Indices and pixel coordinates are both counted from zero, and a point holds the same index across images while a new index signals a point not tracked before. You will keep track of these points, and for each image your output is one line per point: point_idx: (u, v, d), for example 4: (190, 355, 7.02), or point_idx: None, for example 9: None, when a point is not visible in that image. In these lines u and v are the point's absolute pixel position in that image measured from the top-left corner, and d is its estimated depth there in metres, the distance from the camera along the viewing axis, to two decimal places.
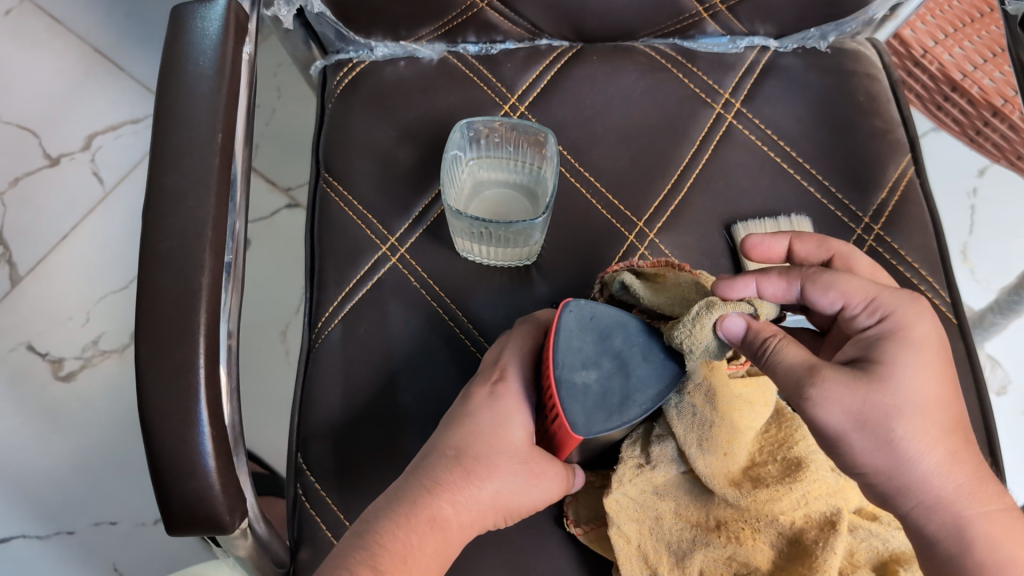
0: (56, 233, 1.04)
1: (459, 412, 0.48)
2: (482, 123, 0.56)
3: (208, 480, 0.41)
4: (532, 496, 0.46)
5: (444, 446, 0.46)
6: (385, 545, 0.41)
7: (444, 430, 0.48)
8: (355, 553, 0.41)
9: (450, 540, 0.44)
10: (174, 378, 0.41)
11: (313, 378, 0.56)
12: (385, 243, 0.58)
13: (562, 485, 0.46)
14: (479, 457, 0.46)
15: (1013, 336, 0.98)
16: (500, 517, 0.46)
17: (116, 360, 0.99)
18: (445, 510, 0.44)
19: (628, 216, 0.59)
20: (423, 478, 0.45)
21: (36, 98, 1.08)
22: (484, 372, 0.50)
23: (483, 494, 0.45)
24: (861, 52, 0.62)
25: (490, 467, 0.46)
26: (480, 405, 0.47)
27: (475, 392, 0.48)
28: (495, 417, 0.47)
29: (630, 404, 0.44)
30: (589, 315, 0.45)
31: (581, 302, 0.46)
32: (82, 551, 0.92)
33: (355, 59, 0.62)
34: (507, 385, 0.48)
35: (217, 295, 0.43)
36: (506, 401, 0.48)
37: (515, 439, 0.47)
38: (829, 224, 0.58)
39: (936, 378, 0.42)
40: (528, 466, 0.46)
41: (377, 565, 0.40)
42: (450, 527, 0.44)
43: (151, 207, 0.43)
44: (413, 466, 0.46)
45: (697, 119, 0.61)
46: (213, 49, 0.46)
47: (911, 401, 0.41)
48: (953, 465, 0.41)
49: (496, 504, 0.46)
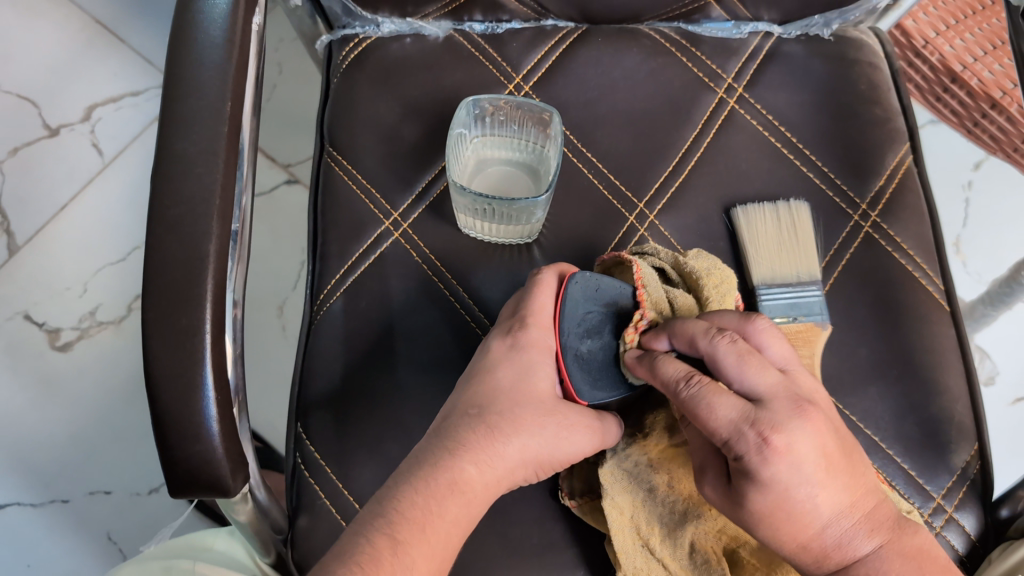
0: (55, 204, 1.04)
1: (480, 368, 0.48)
2: (487, 101, 0.57)
3: (211, 443, 0.41)
4: (559, 450, 0.46)
5: (468, 406, 0.46)
6: (403, 513, 0.42)
7: (465, 390, 0.48)
8: (374, 522, 0.41)
9: (472, 500, 0.44)
10: (179, 343, 0.41)
11: (314, 349, 0.56)
12: (388, 218, 0.59)
13: (589, 435, 0.46)
14: (503, 413, 0.46)
15: (1003, 329, 0.99)
16: (526, 473, 0.46)
17: (112, 332, 0.99)
18: (467, 472, 0.44)
19: (628, 197, 0.59)
20: (446, 439, 0.45)
21: (36, 69, 1.08)
22: (505, 324, 0.49)
23: (508, 450, 0.45)
24: (863, 41, 0.63)
25: (514, 424, 0.45)
26: (502, 360, 0.48)
27: (496, 346, 0.48)
28: (516, 371, 0.47)
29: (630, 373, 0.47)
30: (595, 287, 0.49)
31: (587, 274, 0.49)
32: (75, 520, 0.93)
33: (361, 34, 0.62)
34: (527, 336, 0.48)
35: (223, 263, 0.43)
36: (527, 353, 0.48)
37: (536, 390, 0.47)
38: (827, 210, 0.59)
39: (811, 476, 0.40)
40: (553, 420, 0.46)
41: (395, 535, 0.41)
42: (473, 487, 0.44)
43: (159, 173, 0.43)
44: (436, 428, 0.47)
45: (699, 103, 0.61)
46: (222, 18, 0.46)
47: (794, 504, 0.40)
48: (844, 522, 0.42)
49: (523, 460, 0.45)
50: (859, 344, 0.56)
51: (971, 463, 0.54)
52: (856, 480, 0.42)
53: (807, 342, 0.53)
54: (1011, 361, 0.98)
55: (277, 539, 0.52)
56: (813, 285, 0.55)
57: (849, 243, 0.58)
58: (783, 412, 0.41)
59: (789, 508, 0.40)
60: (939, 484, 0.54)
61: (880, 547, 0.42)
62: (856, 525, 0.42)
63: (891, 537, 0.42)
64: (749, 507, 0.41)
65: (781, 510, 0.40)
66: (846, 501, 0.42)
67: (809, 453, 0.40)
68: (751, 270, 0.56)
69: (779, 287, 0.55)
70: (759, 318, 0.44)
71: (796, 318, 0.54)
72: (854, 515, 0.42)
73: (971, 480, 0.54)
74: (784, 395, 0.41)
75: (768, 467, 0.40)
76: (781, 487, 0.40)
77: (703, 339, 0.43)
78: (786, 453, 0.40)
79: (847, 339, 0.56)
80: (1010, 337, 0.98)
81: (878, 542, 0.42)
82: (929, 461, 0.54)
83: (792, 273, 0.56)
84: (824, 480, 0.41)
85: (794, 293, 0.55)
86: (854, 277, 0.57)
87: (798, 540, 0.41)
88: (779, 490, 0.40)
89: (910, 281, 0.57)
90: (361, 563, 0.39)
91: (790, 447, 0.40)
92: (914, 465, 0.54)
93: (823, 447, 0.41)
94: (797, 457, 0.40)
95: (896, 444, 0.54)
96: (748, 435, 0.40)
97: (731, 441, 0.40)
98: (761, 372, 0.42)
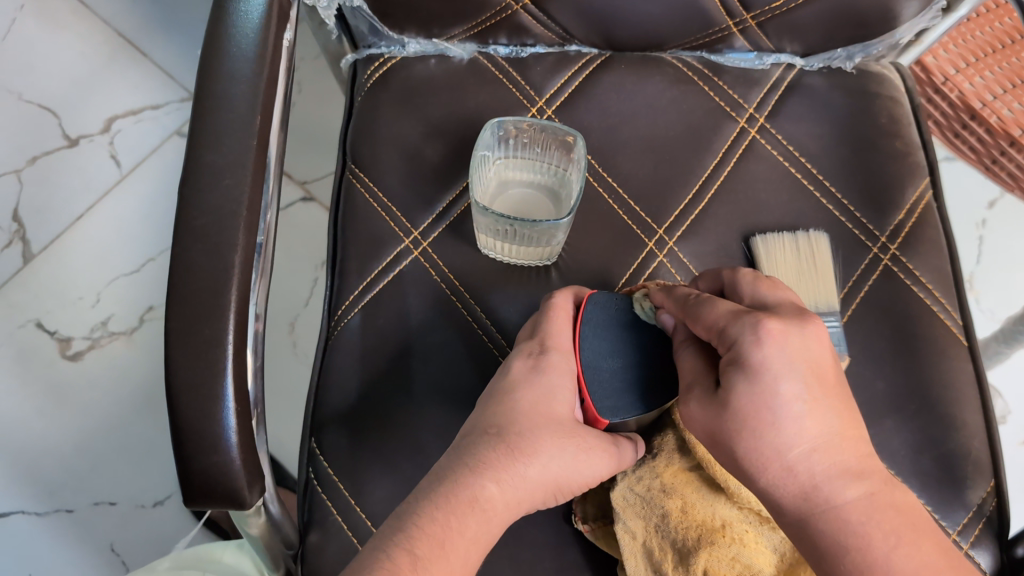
0: (71, 213, 1.04)
1: (502, 389, 0.48)
2: (512, 123, 0.57)
3: (229, 455, 0.41)
4: (578, 473, 0.46)
5: (486, 426, 0.46)
6: (423, 529, 0.41)
7: (484, 411, 0.47)
8: (393, 537, 0.41)
9: (492, 518, 0.43)
10: (201, 353, 0.41)
11: (331, 364, 0.56)
12: (409, 236, 0.59)
13: (603, 460, 0.46)
14: (524, 432, 0.45)
15: (1016, 367, 0.98)
16: (545, 497, 0.46)
17: (123, 342, 0.99)
18: (488, 489, 0.43)
19: (647, 222, 0.59)
20: (466, 457, 0.45)
21: (59, 79, 1.09)
22: (526, 348, 0.49)
23: (529, 471, 0.45)
24: (884, 76, 0.63)
25: (535, 444, 0.45)
26: (524, 382, 0.47)
27: (516, 368, 0.48)
28: (536, 393, 0.47)
29: (648, 389, 0.47)
30: (612, 311, 0.50)
31: (602, 299, 0.50)
32: (79, 529, 0.92)
33: (386, 54, 0.63)
34: (549, 359, 0.48)
35: (248, 276, 0.43)
36: (550, 376, 0.47)
37: (556, 412, 0.47)
38: (845, 242, 0.59)
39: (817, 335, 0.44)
40: (573, 441, 0.46)
41: (415, 551, 0.40)
42: (493, 505, 0.43)
43: (188, 184, 0.43)
44: (455, 447, 0.46)
45: (720, 132, 0.61)
46: (254, 33, 0.46)
47: (777, 406, 0.40)
48: (834, 454, 0.41)
49: (543, 481, 0.45)
50: (876, 376, 0.55)
51: (987, 500, 0.54)
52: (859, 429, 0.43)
53: None
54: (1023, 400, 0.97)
55: (287, 554, 0.52)
56: (831, 315, 0.54)
57: (867, 276, 0.58)
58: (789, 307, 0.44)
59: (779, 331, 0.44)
60: (956, 519, 0.53)
61: (864, 496, 0.41)
62: (843, 464, 0.41)
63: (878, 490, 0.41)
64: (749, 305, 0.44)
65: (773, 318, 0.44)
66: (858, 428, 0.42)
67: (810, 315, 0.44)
68: None
69: None
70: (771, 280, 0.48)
71: None
72: (845, 451, 0.41)
73: (987, 517, 0.53)
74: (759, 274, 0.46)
75: (759, 349, 0.40)
76: (768, 376, 0.40)
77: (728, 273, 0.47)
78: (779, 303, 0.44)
79: (865, 371, 0.56)
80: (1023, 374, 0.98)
81: (864, 491, 0.41)
82: (945, 496, 0.54)
83: (811, 302, 0.55)
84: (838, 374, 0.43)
85: None
86: (872, 309, 0.57)
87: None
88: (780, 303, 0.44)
89: (928, 314, 0.57)
90: None
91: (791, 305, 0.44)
92: (930, 499, 0.54)
93: (820, 355, 0.41)
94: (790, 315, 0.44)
95: (913, 478, 0.54)
96: (744, 321, 0.41)
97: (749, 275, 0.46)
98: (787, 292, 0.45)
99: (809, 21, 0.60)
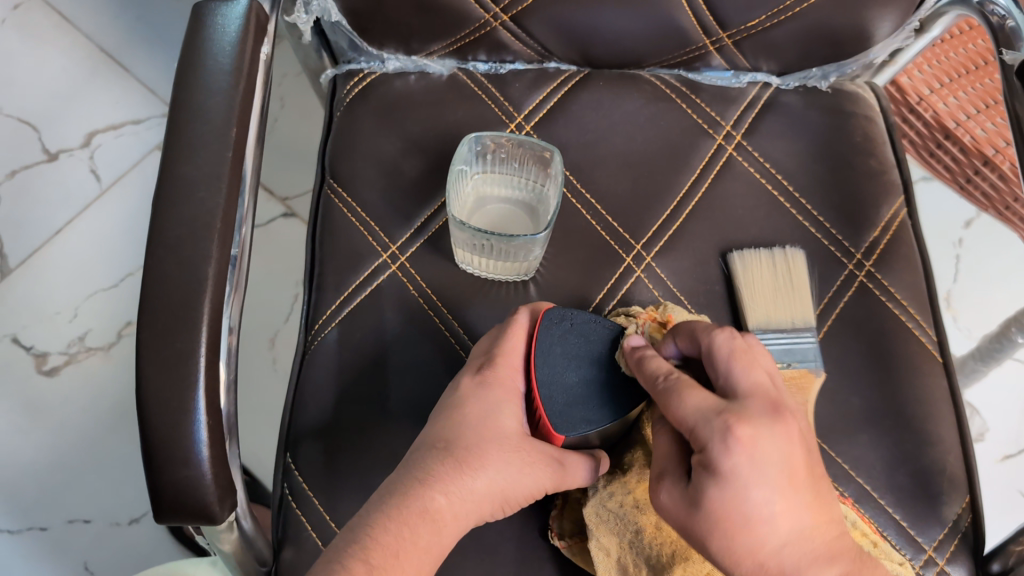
0: (50, 228, 1.04)
1: (450, 403, 0.48)
2: (490, 138, 0.57)
3: (200, 469, 0.41)
4: (525, 484, 0.46)
5: (435, 440, 0.47)
6: (376, 539, 0.41)
7: (433, 425, 0.48)
8: (348, 548, 0.41)
9: (443, 530, 0.44)
10: (173, 365, 0.41)
11: (307, 378, 0.56)
12: (386, 251, 0.59)
13: (549, 473, 0.46)
14: (470, 447, 0.46)
15: (991, 384, 0.99)
16: (492, 508, 0.46)
17: (101, 358, 0.98)
18: (437, 500, 0.44)
19: (625, 237, 0.60)
20: (415, 470, 0.45)
21: (40, 94, 1.09)
22: (477, 361, 0.50)
23: (476, 484, 0.45)
24: (859, 95, 0.64)
25: (481, 457, 0.45)
26: (472, 397, 0.48)
27: (465, 382, 0.49)
28: (483, 407, 0.47)
29: (606, 405, 0.45)
30: (566, 324, 0.47)
31: (557, 312, 0.48)
32: (52, 547, 0.91)
33: (366, 70, 0.63)
34: (497, 372, 0.48)
35: (221, 288, 0.43)
36: (495, 392, 0.48)
37: (502, 430, 0.47)
38: (822, 259, 0.59)
39: (773, 480, 0.39)
40: (521, 458, 0.46)
41: (368, 560, 0.40)
42: (444, 517, 0.44)
43: (161, 196, 0.43)
44: (405, 461, 0.47)
45: (698, 149, 0.62)
46: (231, 46, 0.47)
47: None
48: None
49: (490, 493, 0.45)
50: (852, 393, 0.56)
51: (963, 516, 0.54)
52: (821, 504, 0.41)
53: (801, 389, 0.52)
54: (1000, 418, 0.98)
55: (260, 571, 0.51)
56: (808, 331, 0.54)
57: (843, 292, 0.59)
58: (755, 409, 0.40)
59: (747, 522, 0.40)
60: (932, 535, 0.53)
61: None
62: None
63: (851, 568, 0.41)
64: (705, 508, 0.40)
65: (733, 513, 0.39)
66: (810, 521, 0.40)
67: (772, 455, 0.39)
68: (747, 316, 0.56)
69: (774, 332, 0.54)
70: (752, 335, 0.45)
71: (790, 364, 0.53)
72: None
73: (963, 533, 0.53)
74: (709, 413, 0.40)
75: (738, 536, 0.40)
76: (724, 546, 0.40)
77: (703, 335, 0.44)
78: (732, 490, 0.39)
79: (841, 387, 0.56)
80: (999, 393, 0.99)
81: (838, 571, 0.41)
82: (922, 513, 0.54)
83: (787, 319, 0.55)
84: (784, 490, 0.40)
85: (790, 339, 0.54)
86: (847, 325, 0.58)
87: (752, 553, 0.40)
88: (737, 483, 0.39)
89: (903, 331, 0.58)
90: None
91: (749, 479, 0.39)
92: (905, 515, 0.54)
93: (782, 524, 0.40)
94: (747, 501, 0.39)
95: (888, 494, 0.54)
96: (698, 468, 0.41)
97: (699, 428, 0.40)
98: (749, 450, 0.39)
99: (786, 40, 0.60)
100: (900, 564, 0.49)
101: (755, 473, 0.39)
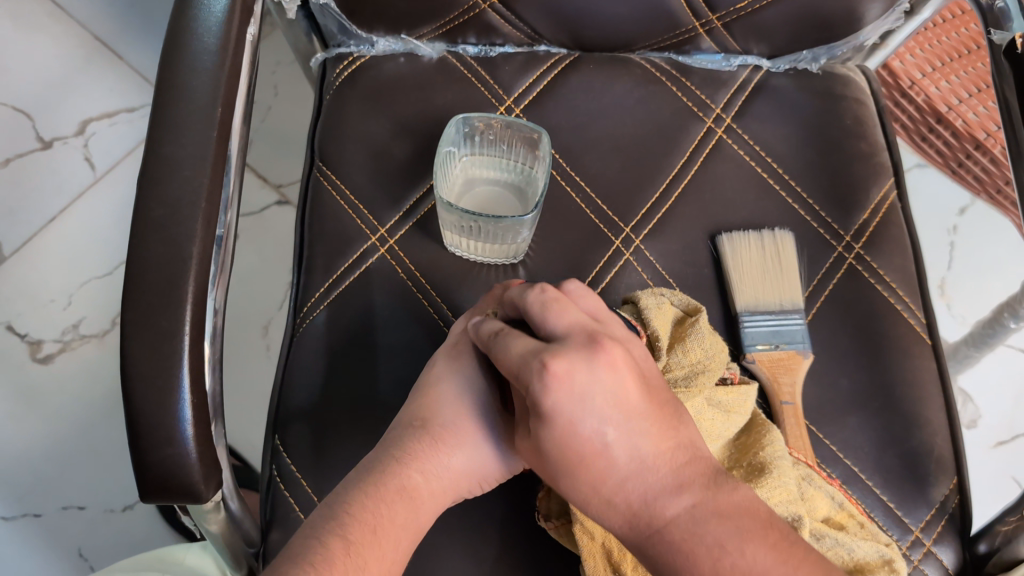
0: (44, 216, 1.04)
1: (427, 381, 0.48)
2: (477, 120, 0.57)
3: (185, 448, 0.41)
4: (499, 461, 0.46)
5: (411, 418, 0.47)
6: (353, 516, 0.42)
7: (411, 403, 0.48)
8: (325, 524, 0.41)
9: (421, 506, 0.44)
10: (158, 345, 0.41)
11: (296, 360, 0.56)
12: (375, 233, 0.59)
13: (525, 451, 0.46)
14: (447, 424, 0.46)
15: (984, 371, 0.99)
16: (469, 485, 0.46)
17: (95, 345, 0.98)
18: (414, 478, 0.44)
19: (614, 220, 0.60)
20: (392, 448, 0.45)
21: (33, 81, 1.09)
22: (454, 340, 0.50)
23: (453, 461, 0.45)
24: (850, 78, 0.64)
25: (457, 435, 0.46)
26: (448, 375, 0.48)
27: (440, 361, 0.49)
28: (459, 384, 0.47)
29: None
30: None
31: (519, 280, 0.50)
32: (46, 534, 0.91)
33: (355, 53, 0.63)
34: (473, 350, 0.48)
35: (206, 268, 0.43)
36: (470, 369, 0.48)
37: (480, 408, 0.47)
38: (811, 242, 0.59)
39: (599, 410, 0.38)
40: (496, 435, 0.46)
41: (347, 536, 0.41)
42: (420, 494, 0.44)
43: (146, 176, 0.43)
44: (384, 439, 0.47)
45: (688, 131, 0.62)
46: (216, 26, 0.46)
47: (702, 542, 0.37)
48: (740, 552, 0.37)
49: (466, 471, 0.46)
50: (840, 375, 0.56)
51: (950, 497, 0.54)
52: (666, 431, 0.39)
53: (788, 370, 0.54)
54: (993, 404, 0.98)
55: (248, 552, 0.51)
56: (795, 313, 0.55)
57: (832, 274, 0.58)
58: (572, 344, 0.39)
59: (588, 457, 0.38)
60: (919, 516, 0.53)
61: (692, 507, 0.38)
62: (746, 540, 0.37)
63: (705, 496, 0.38)
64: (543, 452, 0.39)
65: (568, 450, 0.38)
66: (651, 450, 0.39)
67: (594, 389, 0.38)
68: (734, 298, 0.56)
69: (761, 315, 0.55)
70: (575, 283, 0.45)
71: (778, 346, 0.54)
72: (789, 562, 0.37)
73: (950, 514, 0.53)
74: (529, 355, 0.39)
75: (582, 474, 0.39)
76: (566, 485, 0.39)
77: (519, 296, 0.43)
78: (559, 427, 0.38)
79: (829, 369, 0.56)
80: (992, 380, 0.99)
81: (692, 500, 0.38)
82: (909, 494, 0.54)
83: (775, 301, 0.56)
84: (616, 419, 0.38)
85: (777, 321, 0.55)
86: (836, 308, 0.58)
87: (596, 490, 0.39)
88: (564, 421, 0.38)
89: (892, 313, 0.58)
90: (312, 561, 0.39)
91: (574, 412, 0.38)
92: (892, 497, 0.54)
93: (619, 455, 0.38)
94: (579, 435, 0.38)
95: (875, 476, 0.54)
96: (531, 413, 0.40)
97: (520, 371, 0.39)
98: (565, 384, 0.38)
99: (775, 23, 0.60)
100: (885, 545, 0.49)
101: (583, 402, 0.38)
